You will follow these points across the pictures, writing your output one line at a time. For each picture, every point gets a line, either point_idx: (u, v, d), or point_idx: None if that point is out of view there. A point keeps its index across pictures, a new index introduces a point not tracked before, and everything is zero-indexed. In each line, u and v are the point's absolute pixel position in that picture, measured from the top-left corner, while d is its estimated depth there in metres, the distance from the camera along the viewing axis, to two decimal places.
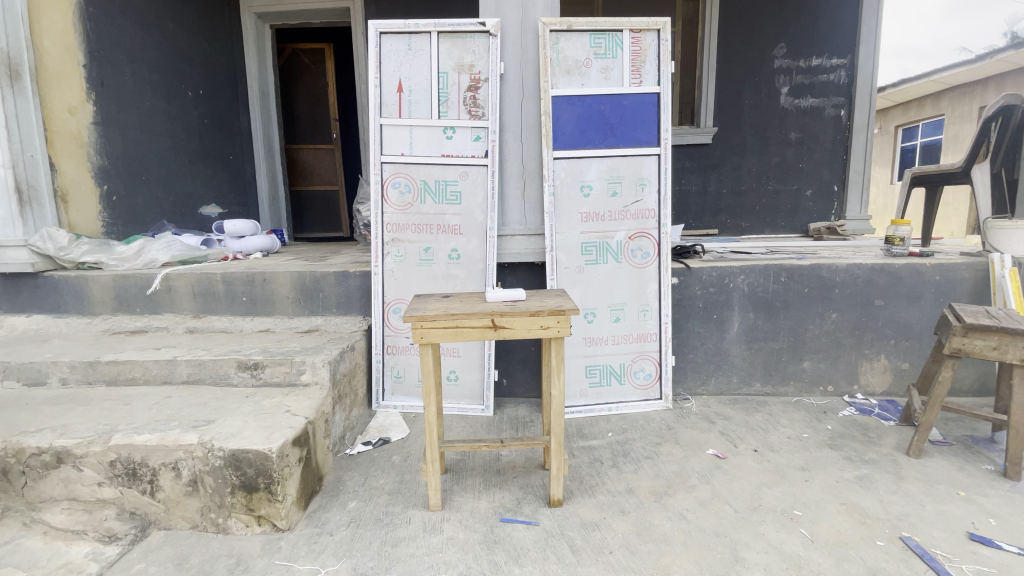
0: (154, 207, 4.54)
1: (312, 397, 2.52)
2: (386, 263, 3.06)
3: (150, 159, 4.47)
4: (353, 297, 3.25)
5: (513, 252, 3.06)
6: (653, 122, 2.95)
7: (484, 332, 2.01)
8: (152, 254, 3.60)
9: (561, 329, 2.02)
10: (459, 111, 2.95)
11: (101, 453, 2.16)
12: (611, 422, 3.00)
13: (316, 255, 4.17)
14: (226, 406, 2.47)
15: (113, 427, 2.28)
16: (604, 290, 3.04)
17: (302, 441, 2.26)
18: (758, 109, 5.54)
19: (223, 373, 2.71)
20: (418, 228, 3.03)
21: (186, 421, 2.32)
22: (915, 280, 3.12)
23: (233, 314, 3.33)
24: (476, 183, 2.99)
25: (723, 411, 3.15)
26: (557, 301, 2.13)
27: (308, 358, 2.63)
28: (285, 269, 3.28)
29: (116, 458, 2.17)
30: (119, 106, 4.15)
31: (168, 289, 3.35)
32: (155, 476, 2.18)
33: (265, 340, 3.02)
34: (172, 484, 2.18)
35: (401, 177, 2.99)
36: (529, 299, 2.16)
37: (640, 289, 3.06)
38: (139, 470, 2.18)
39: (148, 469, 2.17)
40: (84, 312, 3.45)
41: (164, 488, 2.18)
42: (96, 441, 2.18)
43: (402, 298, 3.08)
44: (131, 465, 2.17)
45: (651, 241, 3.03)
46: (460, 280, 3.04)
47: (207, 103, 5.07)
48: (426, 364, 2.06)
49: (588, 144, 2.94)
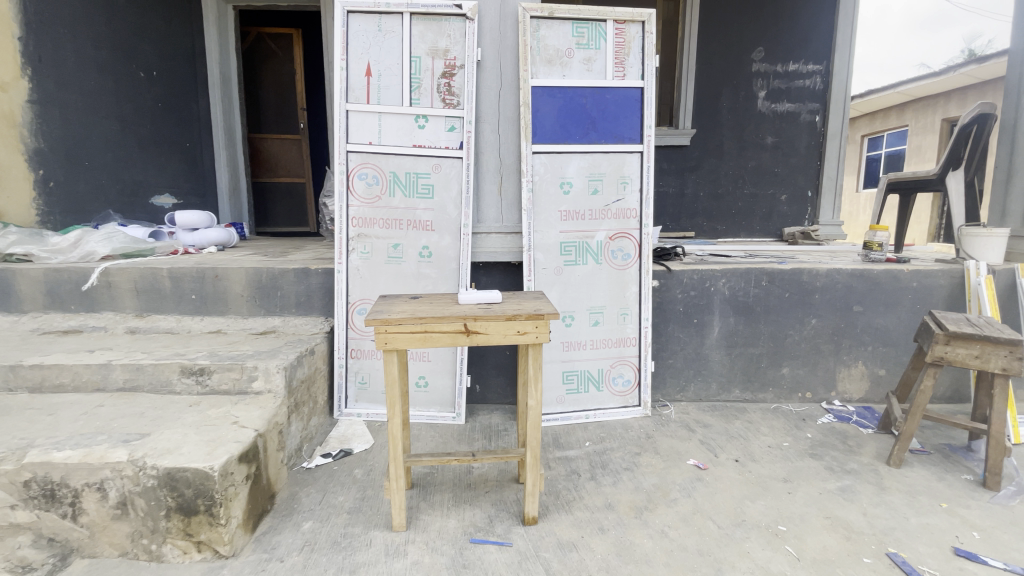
0: (99, 196, 4.23)
1: (264, 406, 2.29)
2: (351, 260, 2.84)
3: (93, 143, 4.15)
4: (314, 296, 3.02)
5: (488, 251, 2.89)
6: (636, 118, 2.83)
7: (455, 337, 1.83)
8: (90, 247, 3.26)
9: (539, 335, 1.86)
10: (433, 99, 2.75)
11: (11, 473, 1.89)
12: (588, 431, 2.86)
13: (276, 251, 3.90)
14: (165, 417, 2.21)
15: (29, 442, 2.00)
16: (583, 293, 2.90)
17: (251, 457, 2.04)
18: (735, 112, 5.52)
19: (164, 379, 2.45)
20: (386, 224, 2.82)
21: (117, 434, 2.06)
22: (893, 286, 3.09)
23: (181, 313, 3.05)
24: (450, 177, 2.80)
25: (703, 418, 3.04)
26: (535, 305, 1.97)
27: (260, 364, 2.40)
28: (240, 265, 3.02)
29: (32, 478, 1.90)
30: (60, 85, 3.91)
31: (106, 285, 3.04)
32: (77, 498, 1.92)
33: (215, 342, 2.76)
34: (97, 507, 1.92)
35: (369, 168, 2.78)
36: (505, 302, 2.00)
37: (620, 292, 2.94)
38: (58, 491, 1.92)
39: (69, 490, 1.92)
40: (10, 310, 3.09)
41: (88, 512, 1.93)
42: (7, 459, 1.90)
43: (368, 298, 2.87)
44: (49, 486, 1.91)
45: (632, 242, 2.91)
46: (432, 280, 2.85)
47: (163, 85, 4.68)
48: (391, 372, 1.87)
49: (569, 139, 2.80)
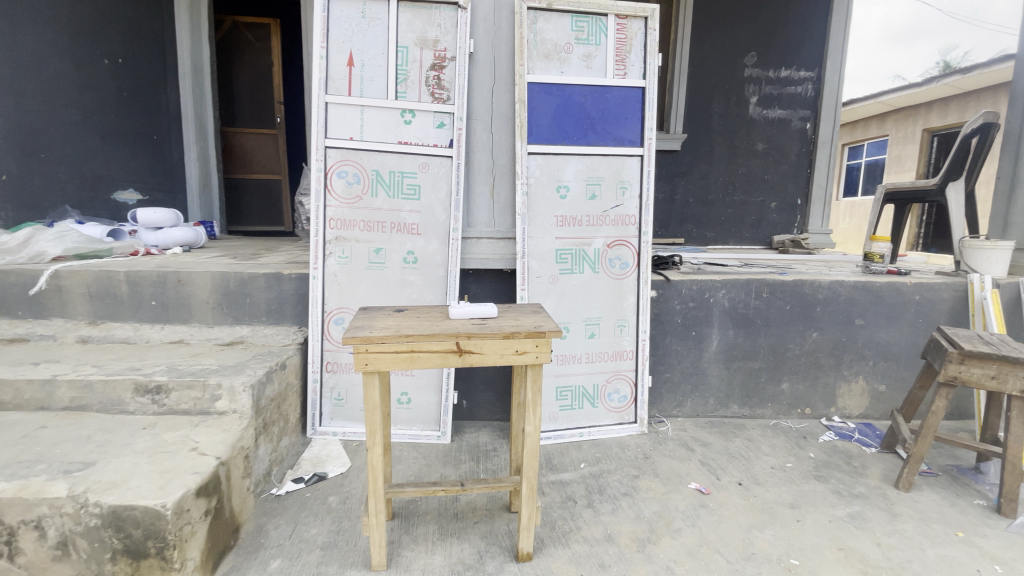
0: (56, 190, 3.91)
1: (227, 429, 2.05)
2: (328, 265, 2.62)
3: (50, 133, 3.84)
4: (287, 304, 2.79)
5: (478, 257, 2.70)
6: (637, 119, 2.67)
7: (446, 358, 1.63)
8: (40, 246, 2.84)
9: (539, 356, 1.67)
10: (420, 93, 2.55)
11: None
12: (583, 450, 2.68)
13: (247, 253, 3.64)
14: (114, 443, 1.94)
15: None
16: (578, 303, 2.73)
17: (211, 490, 1.80)
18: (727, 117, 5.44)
19: (116, 398, 2.16)
20: (367, 226, 2.61)
21: (56, 464, 1.78)
22: (896, 299, 3.00)
23: (140, 321, 2.76)
24: (438, 177, 2.60)
25: (701, 436, 2.90)
26: (534, 320, 1.78)
27: (225, 381, 2.15)
28: (206, 269, 2.76)
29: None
30: (16, 70, 3.60)
31: (57, 289, 2.69)
32: (11, 537, 1.65)
33: (176, 354, 2.50)
34: (35, 547, 1.66)
35: (349, 166, 2.57)
36: (500, 317, 1.81)
37: (618, 303, 2.77)
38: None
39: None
40: None
41: (25, 552, 1.67)
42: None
43: (347, 307, 2.65)
44: None
45: (632, 250, 2.74)
46: (417, 288, 2.64)
47: (129, 74, 4.33)
48: (371, 397, 1.66)
49: (566, 140, 2.62)
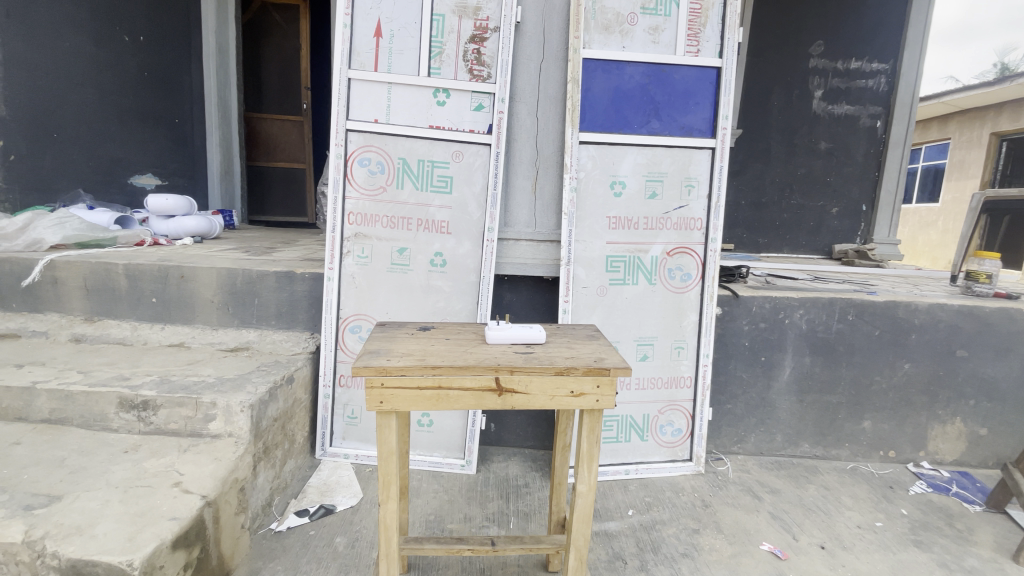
0: (69, 171, 3.65)
1: (219, 457, 1.73)
2: (345, 266, 2.29)
3: (66, 112, 3.59)
4: (299, 307, 2.48)
5: (515, 261, 2.33)
6: (710, 105, 2.26)
7: (481, 398, 1.27)
8: (38, 234, 2.54)
9: (600, 400, 1.29)
10: (456, 69, 2.19)
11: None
12: (629, 492, 2.30)
13: (261, 246, 3.35)
14: (89, 470, 1.57)
15: None
16: (630, 320, 2.34)
17: (193, 538, 1.45)
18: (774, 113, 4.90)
19: (98, 412, 1.81)
20: (391, 222, 2.27)
21: (18, 496, 1.39)
22: (1008, 329, 2.52)
23: (139, 320, 2.46)
24: (473, 168, 2.23)
25: (767, 480, 2.48)
26: (593, 349, 1.41)
27: (220, 399, 1.83)
28: (211, 264, 2.47)
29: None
30: (27, 43, 3.34)
31: (52, 280, 2.40)
32: None
33: (174, 360, 2.21)
34: None
35: (372, 152, 2.23)
36: (551, 344, 1.43)
37: (677, 322, 2.37)
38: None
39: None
40: None
41: None
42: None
43: (365, 313, 2.32)
44: None
45: (696, 260, 2.34)
46: (444, 295, 2.28)
47: (151, 53, 4.08)
48: (387, 441, 1.31)
49: (625, 128, 2.23)
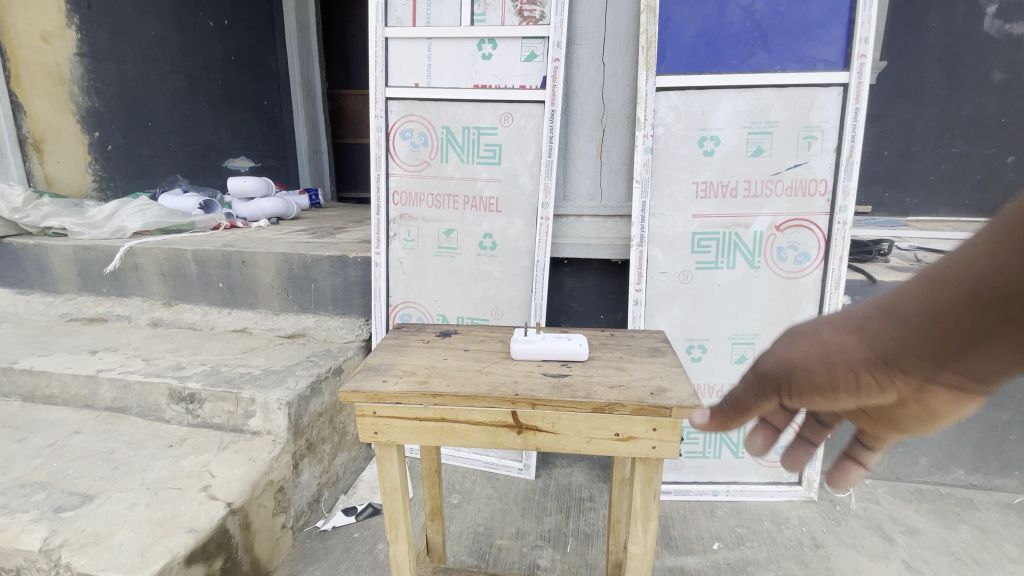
0: (168, 159, 3.79)
1: (253, 459, 1.64)
2: (392, 250, 2.10)
3: (158, 102, 3.67)
4: (353, 292, 2.33)
5: (577, 242, 1.96)
6: (841, 26, 1.67)
7: (496, 435, 0.98)
8: (122, 221, 2.73)
9: (657, 446, 0.95)
10: (504, 13, 1.82)
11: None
12: (717, 518, 1.91)
13: (331, 226, 3.32)
14: (130, 467, 1.58)
15: None
16: (723, 312, 1.88)
17: (214, 550, 1.37)
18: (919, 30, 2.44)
19: (152, 403, 1.84)
20: (436, 201, 2.01)
21: (54, 494, 1.42)
22: None
23: (209, 304, 2.51)
24: (525, 132, 1.88)
25: (901, 514, 1.94)
26: (653, 371, 1.05)
27: (259, 395, 1.75)
28: (269, 249, 2.42)
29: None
30: (114, 35, 3.35)
31: (133, 267, 2.53)
32: None
33: (234, 346, 2.20)
34: None
35: (414, 122, 1.97)
36: (598, 361, 1.09)
37: (785, 315, 1.87)
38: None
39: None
40: (48, 290, 2.67)
41: None
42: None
43: (413, 302, 2.12)
44: None
45: (815, 236, 1.81)
46: (496, 281, 2.01)
47: (234, 36, 4.22)
48: (390, 476, 1.08)
49: (718, 67, 1.72)
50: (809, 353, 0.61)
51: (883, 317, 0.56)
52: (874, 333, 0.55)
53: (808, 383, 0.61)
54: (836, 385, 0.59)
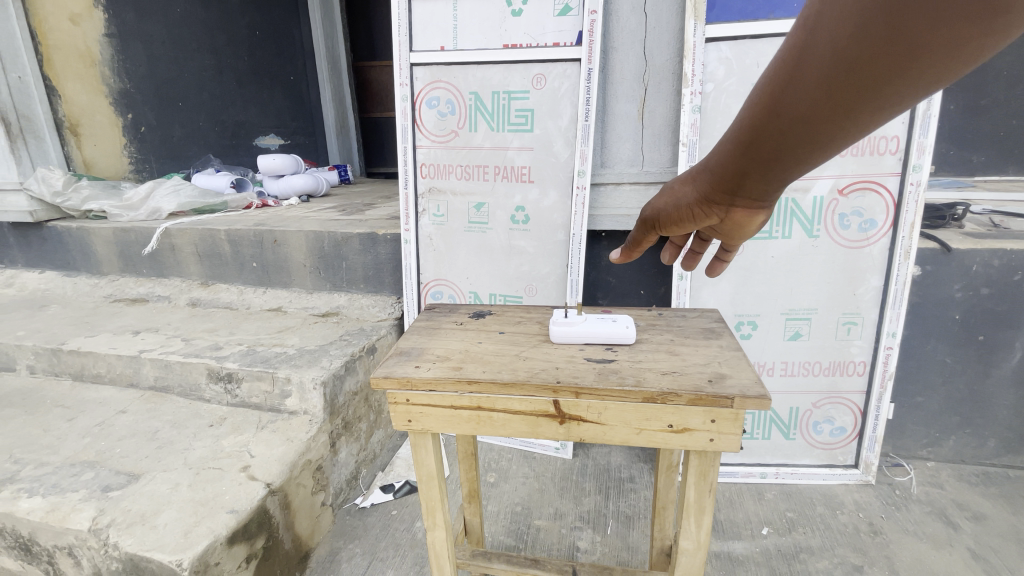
0: (199, 139, 3.81)
1: (291, 438, 1.64)
2: (421, 227, 2.03)
3: (187, 81, 3.66)
4: (384, 269, 2.29)
5: (616, 213, 1.83)
6: None
7: (537, 425, 0.91)
8: (158, 202, 2.77)
9: (716, 439, 0.86)
10: None
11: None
12: (766, 502, 1.82)
13: (360, 202, 3.27)
14: (173, 446, 1.61)
15: (25, 463, 1.52)
16: (776, 286, 1.75)
17: (255, 529, 1.38)
18: None
19: (193, 382, 1.86)
20: (466, 173, 1.92)
21: (103, 474, 1.46)
22: None
23: (244, 284, 2.53)
24: (559, 95, 1.74)
25: (970, 499, 1.80)
26: (708, 356, 0.95)
27: (294, 375, 1.73)
28: (300, 227, 2.39)
29: (4, 527, 1.35)
30: (140, 13, 3.29)
31: (170, 248, 2.56)
32: (54, 558, 1.33)
33: (269, 325, 2.21)
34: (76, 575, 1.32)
35: (441, 89, 1.86)
36: (647, 345, 1.00)
37: (845, 288, 1.73)
38: (33, 547, 1.34)
39: (43, 549, 1.33)
40: (93, 272, 2.74)
41: None
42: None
43: (445, 279, 2.06)
44: (22, 540, 1.34)
45: (883, 200, 1.65)
46: (529, 256, 1.92)
47: (257, 10, 4.17)
48: (425, 464, 1.03)
49: (778, 11, 1.53)
50: (670, 202, 0.84)
51: (703, 170, 0.76)
52: (697, 183, 0.77)
53: (670, 224, 0.87)
54: (685, 221, 0.84)
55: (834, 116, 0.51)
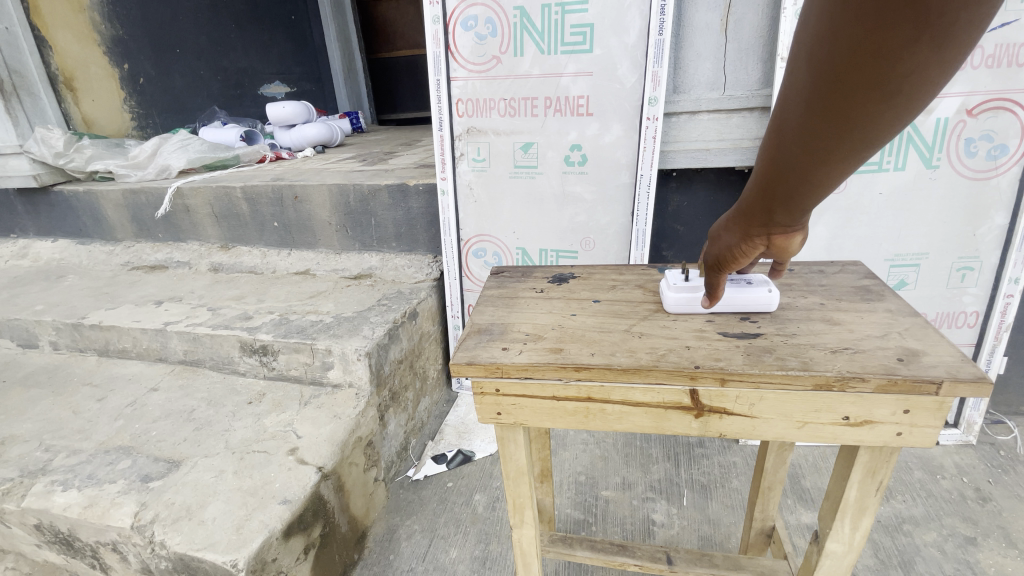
0: (201, 89, 3.52)
1: (338, 415, 1.50)
2: (460, 174, 1.79)
3: (182, 22, 3.32)
4: (418, 225, 2.07)
5: (691, 148, 1.57)
6: None
7: (664, 419, 0.72)
8: (165, 159, 2.55)
9: (903, 433, 0.67)
10: None
11: (17, 513, 1.24)
12: None
13: (380, 152, 3.00)
14: (213, 427, 1.48)
15: (57, 451, 1.41)
16: (881, 228, 1.51)
17: (311, 519, 1.26)
18: None
19: (225, 355, 1.72)
20: (510, 109, 1.65)
21: (140, 462, 1.35)
22: None
23: (267, 246, 2.34)
24: (626, 4, 1.44)
25: None
26: (882, 327, 0.74)
27: (335, 345, 1.56)
28: (322, 180, 2.16)
29: (40, 523, 1.24)
30: None
31: (185, 209, 2.37)
32: (98, 554, 1.23)
33: (298, 290, 2.03)
34: (123, 570, 1.22)
35: (479, 5, 1.56)
36: (791, 313, 0.79)
37: (965, 228, 1.47)
38: (74, 543, 1.24)
39: (85, 545, 1.22)
40: (107, 238, 2.58)
41: (117, 573, 1.24)
42: (12, 494, 1.26)
43: (488, 233, 1.84)
44: (61, 535, 1.24)
45: (1021, 121, 1.35)
46: (587, 203, 1.68)
47: None
48: (515, 459, 0.86)
49: None
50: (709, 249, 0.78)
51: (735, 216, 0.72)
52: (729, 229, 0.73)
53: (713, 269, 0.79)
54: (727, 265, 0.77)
55: (858, 106, 0.49)
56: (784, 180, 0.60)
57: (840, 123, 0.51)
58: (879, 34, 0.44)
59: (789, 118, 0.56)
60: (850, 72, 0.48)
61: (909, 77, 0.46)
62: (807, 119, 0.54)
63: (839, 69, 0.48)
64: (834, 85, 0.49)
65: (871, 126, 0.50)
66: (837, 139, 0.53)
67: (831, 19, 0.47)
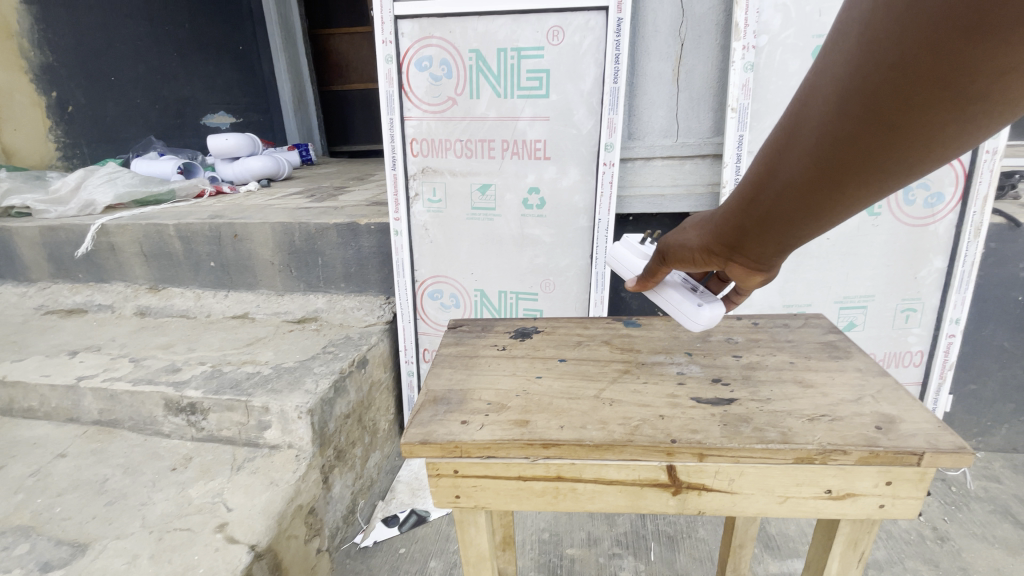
0: (139, 118, 3.31)
1: (276, 481, 1.34)
2: (414, 214, 1.72)
3: (119, 50, 3.14)
4: (369, 265, 1.97)
5: (648, 193, 1.59)
6: None
7: (639, 497, 0.66)
8: (90, 194, 2.35)
9: (887, 505, 0.64)
10: None
11: None
12: None
13: (330, 187, 2.89)
14: (128, 501, 1.29)
15: None
16: (829, 272, 1.55)
17: None
18: None
19: (146, 415, 1.53)
20: (466, 150, 1.61)
21: (41, 548, 1.16)
22: None
23: (202, 287, 2.16)
24: (580, 52, 1.45)
25: None
26: (856, 390, 0.71)
27: (273, 403, 1.42)
28: (264, 218, 2.03)
29: None
30: None
31: (110, 247, 2.17)
32: None
33: (236, 337, 1.86)
34: None
35: (433, 47, 1.53)
36: (763, 375, 0.76)
37: (905, 272, 1.54)
38: None
39: None
40: (19, 279, 2.32)
41: None
42: None
43: (445, 275, 1.77)
44: None
45: (953, 170, 1.45)
46: (546, 245, 1.65)
47: None
48: (476, 544, 0.76)
49: None
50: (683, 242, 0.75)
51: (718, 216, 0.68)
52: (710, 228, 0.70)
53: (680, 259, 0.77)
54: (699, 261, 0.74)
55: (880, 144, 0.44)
56: (771, 196, 0.57)
57: (852, 155, 0.46)
58: (924, 80, 0.38)
59: (804, 125, 0.49)
60: (880, 102, 0.41)
61: (943, 126, 0.40)
62: (819, 131, 0.47)
63: (870, 95, 0.42)
64: (860, 112, 0.43)
65: (883, 164, 0.45)
66: (844, 168, 0.48)
67: (878, 42, 0.39)
